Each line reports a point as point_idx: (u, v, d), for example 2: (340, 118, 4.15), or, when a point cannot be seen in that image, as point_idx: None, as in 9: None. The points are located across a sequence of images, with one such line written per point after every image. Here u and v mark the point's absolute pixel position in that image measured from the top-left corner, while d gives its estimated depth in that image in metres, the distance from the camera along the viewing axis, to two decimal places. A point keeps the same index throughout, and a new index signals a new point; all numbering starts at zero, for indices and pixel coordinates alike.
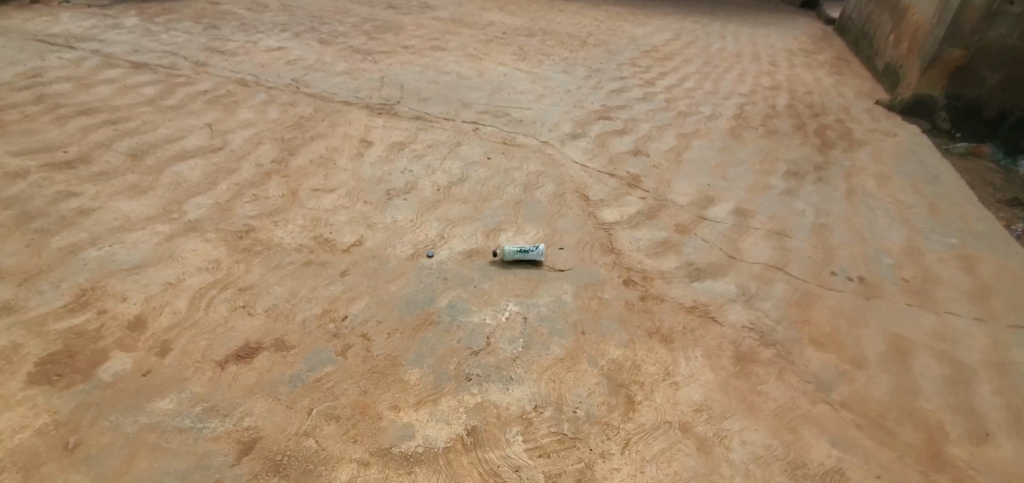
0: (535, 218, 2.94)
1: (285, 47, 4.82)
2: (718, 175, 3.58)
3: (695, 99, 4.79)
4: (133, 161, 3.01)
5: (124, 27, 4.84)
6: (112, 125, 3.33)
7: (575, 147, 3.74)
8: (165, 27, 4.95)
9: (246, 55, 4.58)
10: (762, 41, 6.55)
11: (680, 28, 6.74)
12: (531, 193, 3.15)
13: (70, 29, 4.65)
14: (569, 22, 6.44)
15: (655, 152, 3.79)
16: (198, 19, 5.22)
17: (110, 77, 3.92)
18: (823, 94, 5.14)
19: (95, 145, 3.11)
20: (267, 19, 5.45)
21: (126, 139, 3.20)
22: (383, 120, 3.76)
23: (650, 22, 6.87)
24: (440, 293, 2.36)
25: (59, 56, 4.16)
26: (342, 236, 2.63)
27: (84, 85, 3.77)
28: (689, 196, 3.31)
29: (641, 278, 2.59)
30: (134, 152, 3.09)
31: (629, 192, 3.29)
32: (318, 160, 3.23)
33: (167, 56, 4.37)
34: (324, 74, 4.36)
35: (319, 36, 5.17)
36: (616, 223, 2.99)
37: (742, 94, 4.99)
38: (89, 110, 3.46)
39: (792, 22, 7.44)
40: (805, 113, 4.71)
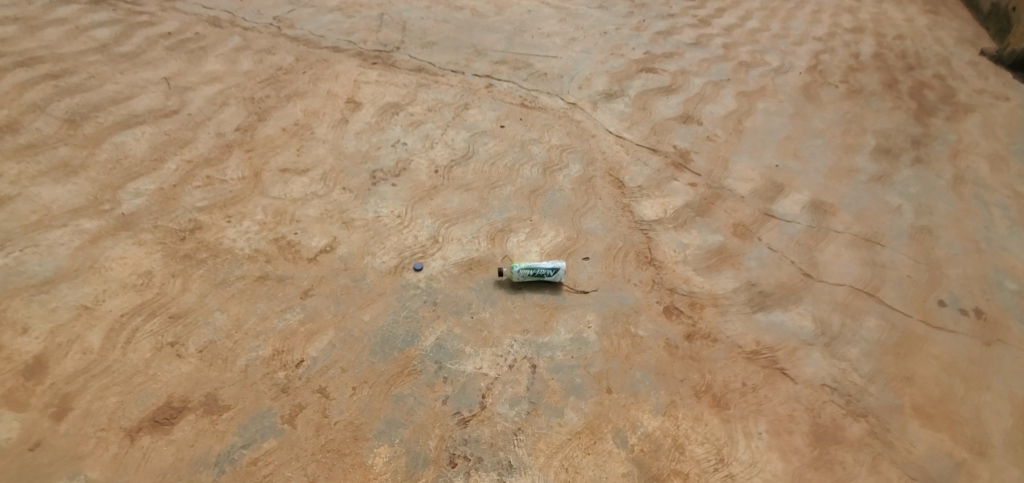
0: (555, 213, 2.33)
1: None
2: (789, 151, 2.85)
3: (761, 44, 3.91)
4: (70, 128, 2.50)
5: None
6: (53, 79, 2.79)
7: (609, 112, 3.02)
8: None
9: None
10: None
11: None
12: (551, 177, 2.51)
13: None
14: None
15: (710, 119, 3.05)
16: None
17: (60, 16, 3.31)
18: (918, 39, 4.18)
19: (28, 107, 2.59)
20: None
21: (65, 98, 2.67)
22: (377, 72, 3.09)
23: None
24: (425, 326, 1.83)
25: None
26: (309, 238, 2.09)
27: (29, 26, 3.18)
28: (752, 182, 2.62)
29: (688, 307, 2.00)
30: (73, 116, 2.57)
31: (674, 176, 2.62)
32: (291, 128, 2.63)
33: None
34: (313, 11, 3.64)
35: None
36: (658, 221, 2.36)
37: (819, 38, 4.07)
38: (29, 59, 2.90)
39: None
40: (896, 65, 3.81)
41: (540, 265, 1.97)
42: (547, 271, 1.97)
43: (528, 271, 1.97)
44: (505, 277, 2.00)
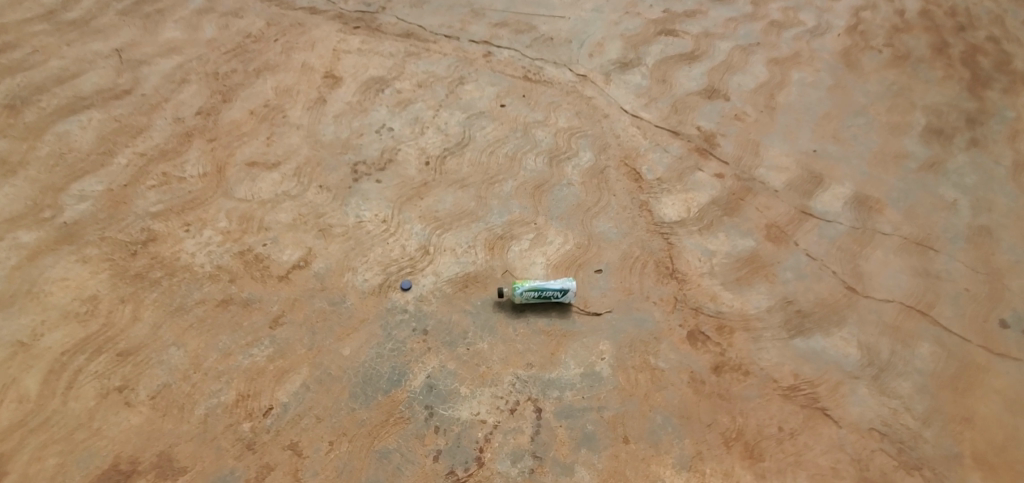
0: (563, 214, 2.04)
1: None
2: (828, 133, 2.51)
3: None
4: (8, 115, 2.19)
5: None
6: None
7: (623, 85, 2.64)
8: None
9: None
10: None
11: None
12: (558, 169, 2.20)
13: None
14: None
15: (738, 93, 2.68)
16: None
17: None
18: None
19: None
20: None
21: (2, 77, 2.33)
22: (359, 38, 2.70)
23: None
24: (413, 361, 1.59)
25: None
26: (280, 250, 1.82)
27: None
28: (786, 172, 2.31)
29: (715, 332, 1.75)
30: (11, 100, 2.24)
31: (699, 165, 2.30)
32: (261, 110, 2.30)
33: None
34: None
35: None
36: (680, 223, 2.07)
37: None
38: None
39: None
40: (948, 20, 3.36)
41: (547, 286, 1.72)
42: (554, 292, 1.72)
43: (532, 289, 1.71)
44: (505, 296, 1.75)
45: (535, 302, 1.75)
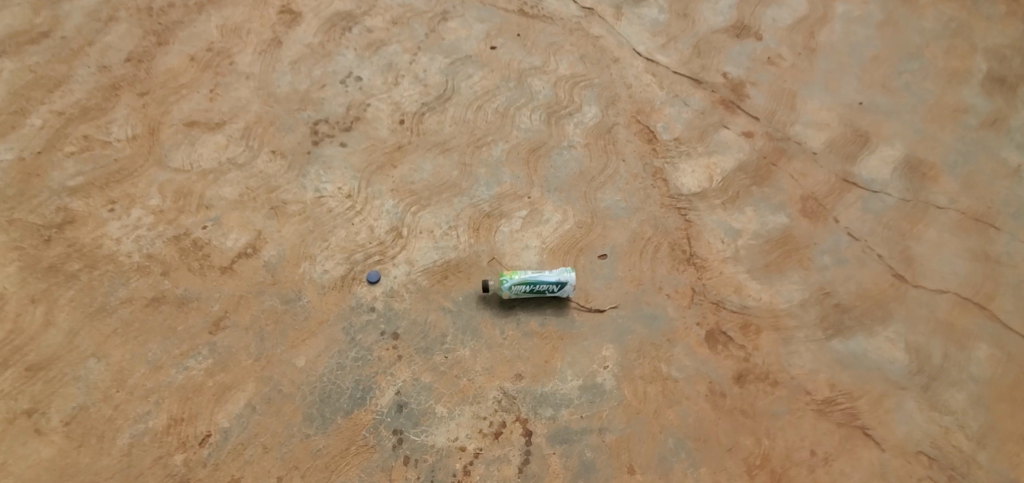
0: (562, 186, 1.72)
1: None
2: (877, 81, 2.11)
3: None
4: None
5: None
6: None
7: (637, 20, 2.13)
8: None
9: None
10: None
11: None
12: (557, 129, 1.84)
13: None
14: None
15: (772, 30, 2.17)
16: None
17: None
18: None
19: None
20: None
21: None
22: None
23: None
24: (381, 373, 1.34)
25: None
26: (223, 234, 1.52)
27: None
28: (826, 130, 1.95)
29: (739, 332, 1.49)
30: None
31: (725, 121, 1.94)
32: (205, 55, 1.90)
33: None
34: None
35: None
36: (701, 195, 1.74)
37: None
38: None
39: None
40: None
41: (540, 278, 1.44)
42: (549, 286, 1.45)
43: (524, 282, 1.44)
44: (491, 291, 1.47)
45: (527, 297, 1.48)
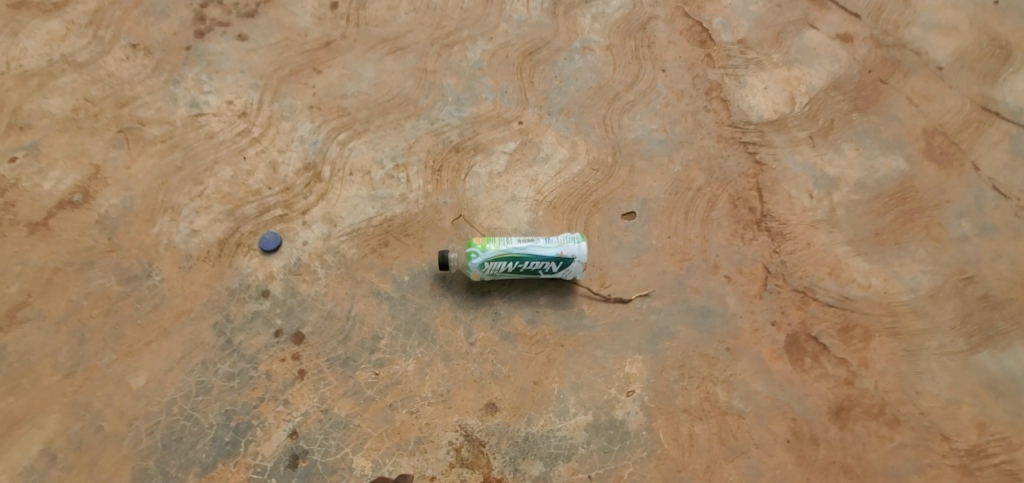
0: (569, 107, 1.14)
1: None
2: None
3: None
4: None
5: None
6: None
7: None
8: None
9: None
10: None
11: None
12: (566, 22, 1.24)
13: None
14: None
15: None
16: None
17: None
18: None
19: None
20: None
21: None
22: None
23: None
24: (267, 401, 0.84)
25: None
26: (38, 171, 0.99)
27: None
28: (955, 36, 1.34)
29: (837, 339, 0.97)
30: None
31: (813, 19, 1.31)
32: None
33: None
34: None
35: None
36: (778, 124, 1.16)
37: None
38: None
39: None
40: None
41: (530, 252, 0.91)
42: (544, 264, 0.92)
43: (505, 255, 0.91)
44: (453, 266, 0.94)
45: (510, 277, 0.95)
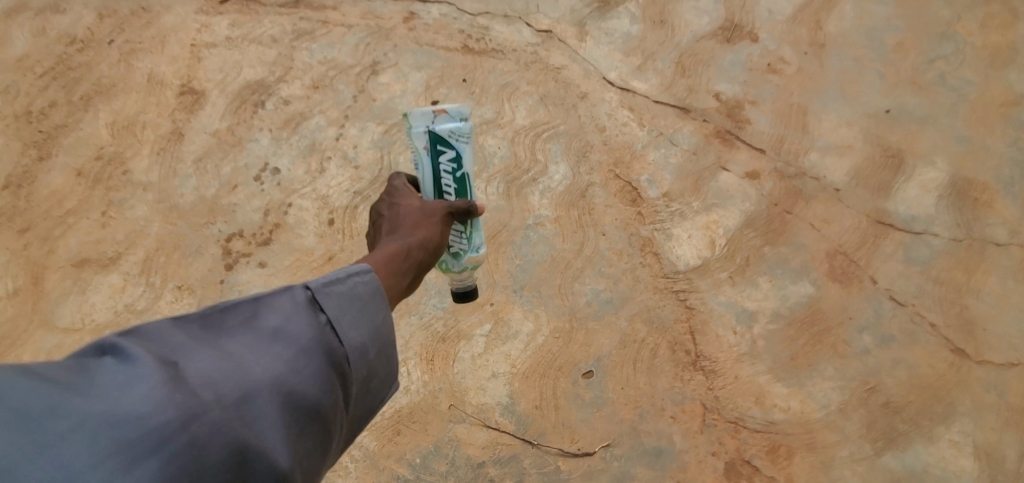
0: (529, 282, 1.41)
1: None
2: (902, 77, 1.74)
3: None
4: None
5: None
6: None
7: (605, 39, 1.79)
8: None
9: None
10: None
11: None
12: (520, 202, 1.51)
13: None
14: None
15: (770, 25, 1.81)
16: None
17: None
18: None
19: None
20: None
21: None
22: (228, 19, 1.83)
23: None
24: None
25: None
26: None
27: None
28: (850, 155, 1.58)
29: (766, 459, 1.24)
30: None
31: (723, 161, 1.58)
32: (96, 162, 1.58)
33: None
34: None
35: None
36: (702, 269, 1.41)
37: None
38: None
39: None
40: None
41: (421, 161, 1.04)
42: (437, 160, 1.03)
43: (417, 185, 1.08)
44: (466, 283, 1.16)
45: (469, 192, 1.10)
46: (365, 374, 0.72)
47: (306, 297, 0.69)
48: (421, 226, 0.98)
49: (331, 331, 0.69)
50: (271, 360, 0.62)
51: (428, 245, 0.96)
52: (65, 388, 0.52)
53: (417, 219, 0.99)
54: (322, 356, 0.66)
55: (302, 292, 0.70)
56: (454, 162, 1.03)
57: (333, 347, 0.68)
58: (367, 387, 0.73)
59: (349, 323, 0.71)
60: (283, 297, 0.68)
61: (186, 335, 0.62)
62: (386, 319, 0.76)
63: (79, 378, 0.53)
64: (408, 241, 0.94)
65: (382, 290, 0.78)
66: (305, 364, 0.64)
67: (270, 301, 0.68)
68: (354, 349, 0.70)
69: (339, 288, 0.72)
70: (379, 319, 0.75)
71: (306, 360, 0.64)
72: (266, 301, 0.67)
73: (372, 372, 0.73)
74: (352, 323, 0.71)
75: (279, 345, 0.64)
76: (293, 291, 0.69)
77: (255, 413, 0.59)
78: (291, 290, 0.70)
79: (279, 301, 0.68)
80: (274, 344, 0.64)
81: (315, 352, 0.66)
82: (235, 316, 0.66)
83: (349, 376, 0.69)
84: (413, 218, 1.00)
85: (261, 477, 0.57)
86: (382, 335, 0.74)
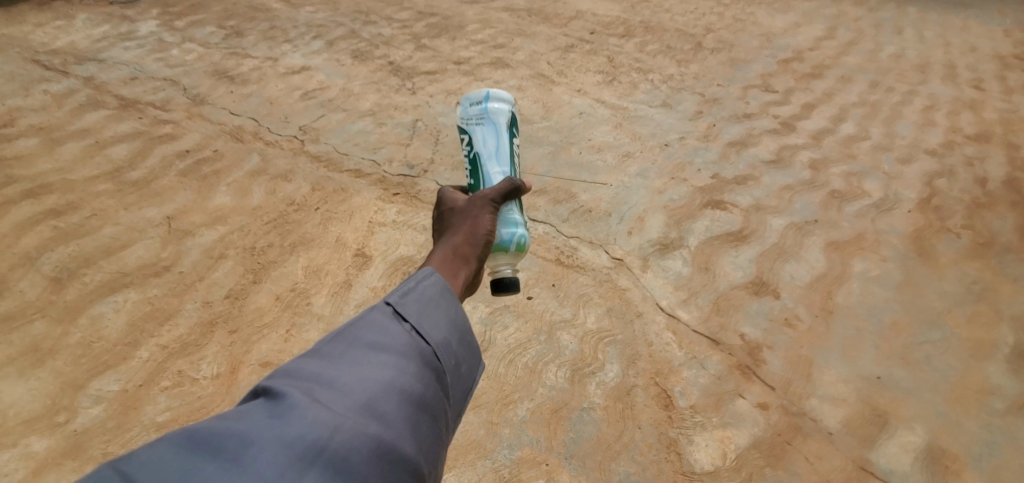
0: (578, 453, 1.88)
1: (311, 67, 3.48)
2: (894, 351, 2.22)
3: (851, 166, 3.16)
4: (54, 290, 2.15)
5: (136, 38, 3.63)
6: (52, 217, 2.41)
7: (662, 274, 2.47)
8: (185, 27, 3.79)
9: (258, 82, 3.30)
10: (957, 38, 4.57)
11: (835, 17, 4.88)
12: (580, 387, 2.04)
13: (76, 41, 3.56)
14: (680, 12, 4.81)
15: (789, 288, 2.43)
16: (223, 21, 3.90)
17: (85, 125, 2.88)
18: None
19: (17, 260, 2.23)
20: (303, 15, 4.06)
21: (59, 247, 2.30)
22: (396, 207, 2.63)
23: (790, 6, 5.04)
24: None
25: (44, 87, 3.12)
26: None
27: (50, 139, 2.78)
28: (843, 406, 2.04)
29: None
30: (63, 271, 2.22)
31: (741, 389, 2.06)
32: (290, 293, 2.25)
33: (165, 82, 3.23)
34: (361, 91, 3.33)
35: (360, 43, 3.78)
36: (713, 474, 1.85)
37: (927, 156, 3.25)
38: (36, 187, 2.52)
39: (997, 3, 5.27)
40: None
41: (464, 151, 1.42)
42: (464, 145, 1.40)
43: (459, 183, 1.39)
44: (502, 264, 1.33)
45: (494, 169, 1.36)
46: (453, 363, 0.95)
47: (389, 309, 0.94)
48: (468, 223, 1.21)
49: (418, 335, 0.93)
50: (383, 366, 0.85)
51: (482, 234, 1.20)
52: (250, 417, 0.73)
53: (467, 219, 1.22)
54: (417, 356, 0.90)
55: (386, 309, 0.94)
56: (468, 143, 1.39)
57: (422, 348, 0.91)
58: (457, 371, 0.96)
59: (429, 326, 0.95)
60: (371, 314, 0.93)
61: (319, 363, 0.85)
62: (455, 315, 1.00)
63: (246, 413, 0.75)
64: (465, 241, 1.17)
65: (448, 288, 1.02)
66: (406, 364, 0.88)
67: (363, 320, 0.92)
68: (438, 346, 0.94)
69: (411, 297, 0.97)
70: (453, 317, 0.99)
71: (406, 360, 0.88)
72: (359, 319, 0.92)
73: (459, 361, 0.97)
74: (431, 325, 0.95)
75: (384, 355, 0.87)
76: (377, 307, 0.94)
77: (383, 406, 0.81)
78: (374, 308, 0.94)
79: (370, 316, 0.92)
80: (380, 354, 0.87)
81: (411, 355, 0.89)
82: (342, 342, 0.89)
83: (442, 366, 0.93)
84: (461, 219, 1.22)
85: (399, 459, 0.78)
86: (457, 329, 0.98)
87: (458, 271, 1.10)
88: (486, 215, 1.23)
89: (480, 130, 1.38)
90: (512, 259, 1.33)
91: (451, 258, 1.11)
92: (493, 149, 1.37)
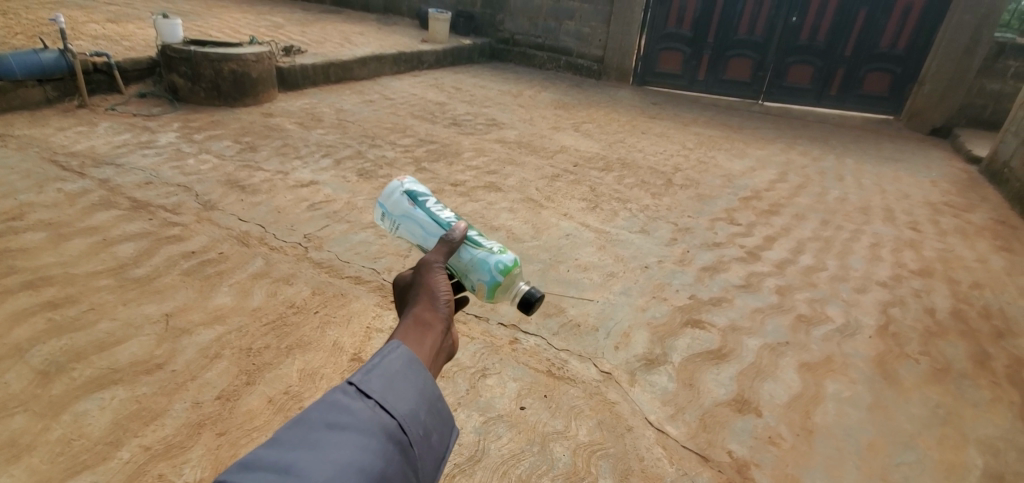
0: None
1: (318, 182, 3.75)
2: (875, 472, 2.29)
3: (813, 293, 3.45)
4: (41, 383, 2.10)
5: (154, 147, 3.89)
6: (48, 309, 2.42)
7: (649, 388, 2.56)
8: (203, 140, 4.10)
9: (267, 193, 3.52)
10: (892, 186, 5.23)
11: (785, 163, 5.57)
12: None
13: (95, 146, 3.80)
14: (651, 152, 5.43)
15: (770, 407, 2.54)
16: (239, 138, 4.24)
17: (96, 223, 2.98)
18: (996, 282, 3.75)
19: (6, 351, 2.20)
20: (314, 137, 4.44)
21: (51, 340, 2.28)
22: (394, 313, 2.72)
23: (746, 153, 5.75)
24: None
25: (58, 186, 3.26)
26: None
27: (58, 234, 2.86)
28: None
29: None
30: (52, 364, 2.18)
31: None
32: (282, 395, 2.23)
33: (178, 188, 3.41)
34: (364, 205, 3.57)
35: (365, 164, 4.12)
36: None
37: (879, 287, 3.57)
38: (38, 279, 2.55)
39: (921, 159, 6.09)
40: (972, 316, 3.37)
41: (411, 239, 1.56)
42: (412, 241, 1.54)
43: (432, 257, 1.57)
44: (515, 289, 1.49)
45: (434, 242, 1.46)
46: (422, 433, 0.98)
47: (351, 388, 0.96)
48: (424, 290, 1.24)
49: (382, 410, 0.95)
50: (344, 446, 0.86)
51: (443, 296, 1.23)
52: None
53: (421, 285, 1.25)
54: (382, 431, 0.92)
55: (350, 387, 0.96)
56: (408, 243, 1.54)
57: (387, 422, 0.94)
58: (428, 440, 0.99)
59: (395, 399, 0.98)
60: (333, 393, 0.94)
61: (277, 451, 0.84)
62: (421, 386, 1.03)
63: None
64: (427, 307, 1.20)
65: (415, 358, 1.06)
66: (370, 441, 0.89)
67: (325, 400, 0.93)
68: (404, 418, 0.96)
69: (375, 374, 1.00)
70: (421, 387, 1.03)
71: (372, 437, 0.90)
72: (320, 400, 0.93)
73: (429, 429, 1.00)
74: (397, 398, 0.98)
75: (347, 433, 0.88)
76: (339, 387, 0.96)
77: None
78: (335, 390, 0.95)
79: (332, 396, 0.94)
80: (342, 433, 0.88)
81: (373, 432, 0.91)
82: (303, 425, 0.89)
83: (409, 437, 0.95)
84: (415, 288, 1.25)
85: None
86: (424, 399, 1.02)
87: (423, 339, 1.13)
88: (438, 277, 1.27)
89: (405, 227, 1.51)
90: (514, 278, 1.47)
91: (412, 328, 1.15)
92: (421, 233, 1.48)
